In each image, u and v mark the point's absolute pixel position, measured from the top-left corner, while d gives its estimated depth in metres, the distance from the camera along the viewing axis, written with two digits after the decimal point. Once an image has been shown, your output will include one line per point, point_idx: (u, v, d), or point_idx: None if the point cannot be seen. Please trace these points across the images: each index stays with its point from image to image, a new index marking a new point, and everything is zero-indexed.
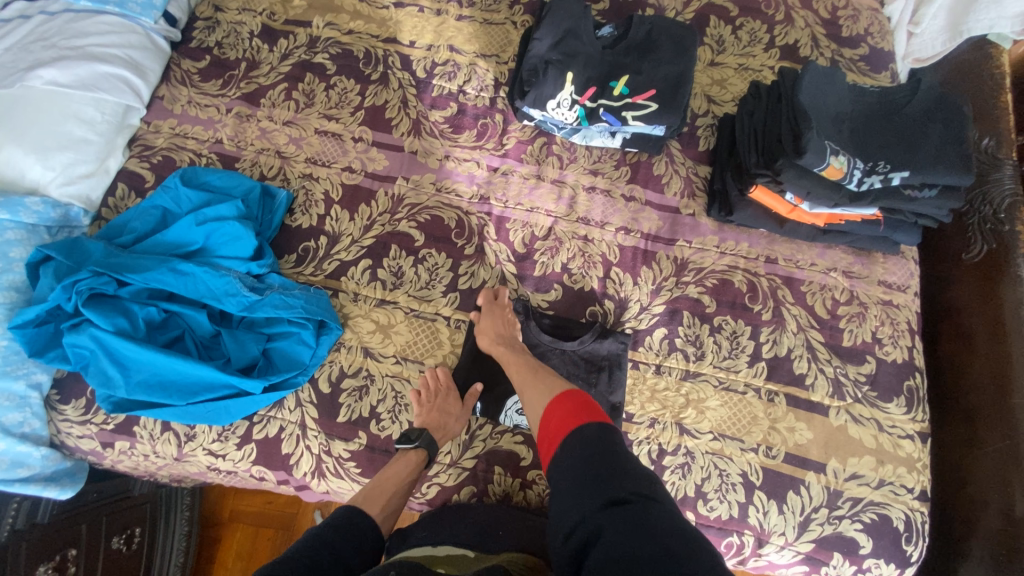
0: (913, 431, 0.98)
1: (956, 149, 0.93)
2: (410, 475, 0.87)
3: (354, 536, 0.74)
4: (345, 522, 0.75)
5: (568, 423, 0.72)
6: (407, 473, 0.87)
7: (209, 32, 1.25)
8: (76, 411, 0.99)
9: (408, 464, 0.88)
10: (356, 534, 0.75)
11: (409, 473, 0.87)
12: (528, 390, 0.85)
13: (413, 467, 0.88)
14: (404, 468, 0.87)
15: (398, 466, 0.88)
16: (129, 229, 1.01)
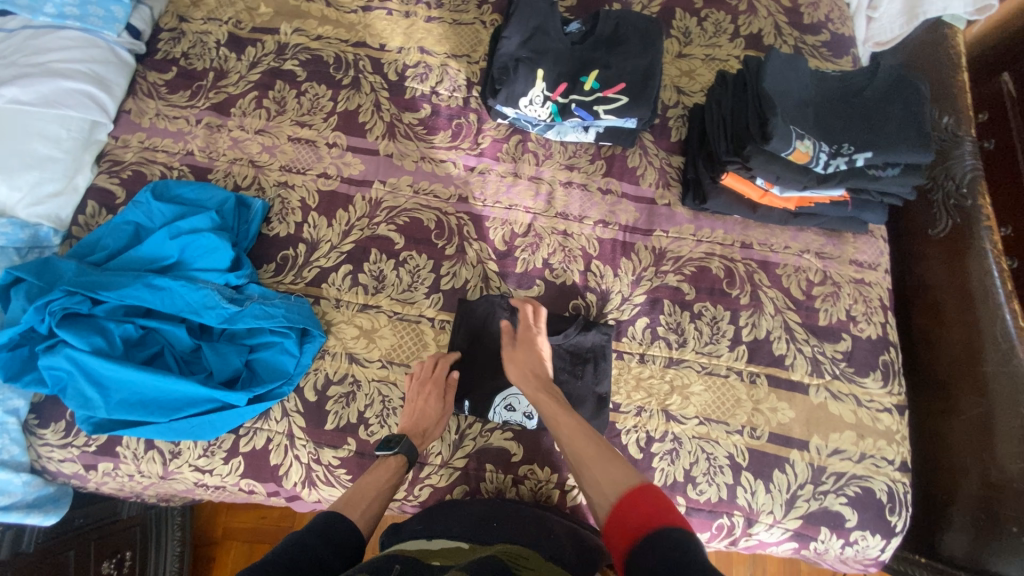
0: (890, 404, 1.01)
1: (915, 128, 0.97)
2: (391, 482, 0.87)
3: (339, 545, 0.72)
4: (332, 531, 0.73)
5: (646, 526, 0.68)
6: (387, 479, 0.87)
7: (174, 43, 1.23)
8: (56, 434, 0.97)
9: (390, 470, 0.88)
10: (342, 540, 0.73)
11: (391, 479, 0.87)
12: (587, 469, 0.80)
13: (395, 473, 0.88)
14: (385, 474, 0.87)
15: (380, 472, 0.87)
16: (101, 246, 0.99)
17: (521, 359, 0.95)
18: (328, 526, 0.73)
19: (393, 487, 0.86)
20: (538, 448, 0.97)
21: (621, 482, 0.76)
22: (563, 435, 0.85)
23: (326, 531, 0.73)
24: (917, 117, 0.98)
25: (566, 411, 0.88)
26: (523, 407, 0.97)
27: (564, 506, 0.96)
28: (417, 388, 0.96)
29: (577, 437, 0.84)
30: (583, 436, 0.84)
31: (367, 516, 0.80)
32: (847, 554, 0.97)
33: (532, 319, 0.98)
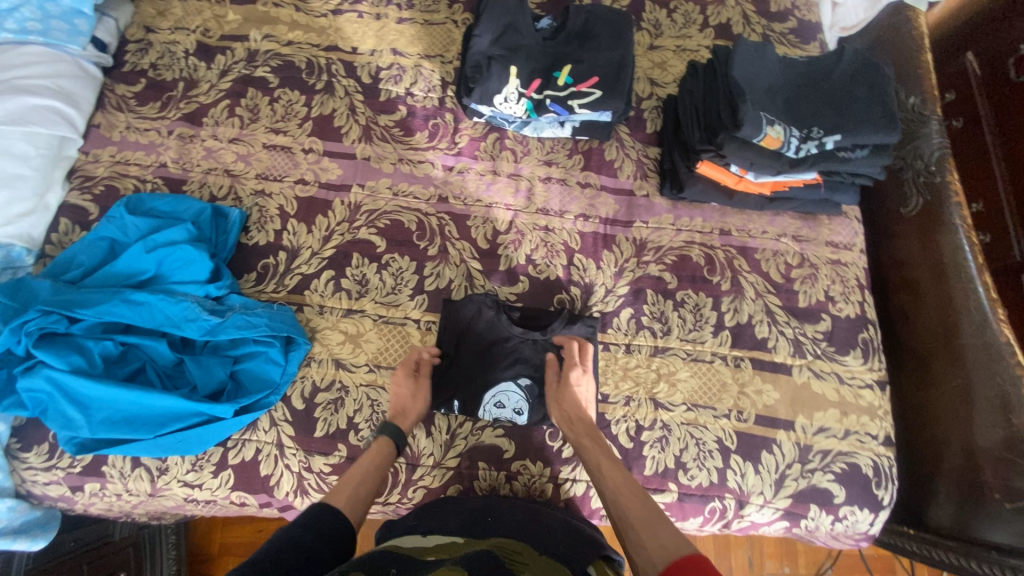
0: (871, 380, 1.03)
1: (881, 110, 0.99)
2: (380, 465, 0.86)
3: (330, 536, 0.70)
4: (322, 523, 0.70)
5: None
6: (375, 462, 0.86)
7: (141, 55, 1.21)
8: (39, 457, 0.95)
9: (377, 454, 0.88)
10: (332, 532, 0.70)
11: (379, 462, 0.87)
12: (636, 530, 0.72)
13: (384, 457, 0.88)
14: (374, 459, 0.87)
15: (368, 457, 0.87)
16: (76, 264, 0.97)
17: (566, 400, 0.93)
18: (318, 518, 0.71)
19: (382, 470, 0.86)
20: (529, 443, 0.98)
21: (671, 550, 0.66)
22: (610, 493, 0.80)
23: (315, 523, 0.70)
24: (882, 99, 1.01)
25: (612, 462, 0.85)
26: (513, 404, 0.97)
27: (558, 499, 0.97)
28: (396, 380, 0.95)
29: (626, 495, 0.79)
30: (634, 495, 0.78)
31: (355, 502, 0.79)
32: (838, 529, 0.99)
33: (577, 357, 0.96)
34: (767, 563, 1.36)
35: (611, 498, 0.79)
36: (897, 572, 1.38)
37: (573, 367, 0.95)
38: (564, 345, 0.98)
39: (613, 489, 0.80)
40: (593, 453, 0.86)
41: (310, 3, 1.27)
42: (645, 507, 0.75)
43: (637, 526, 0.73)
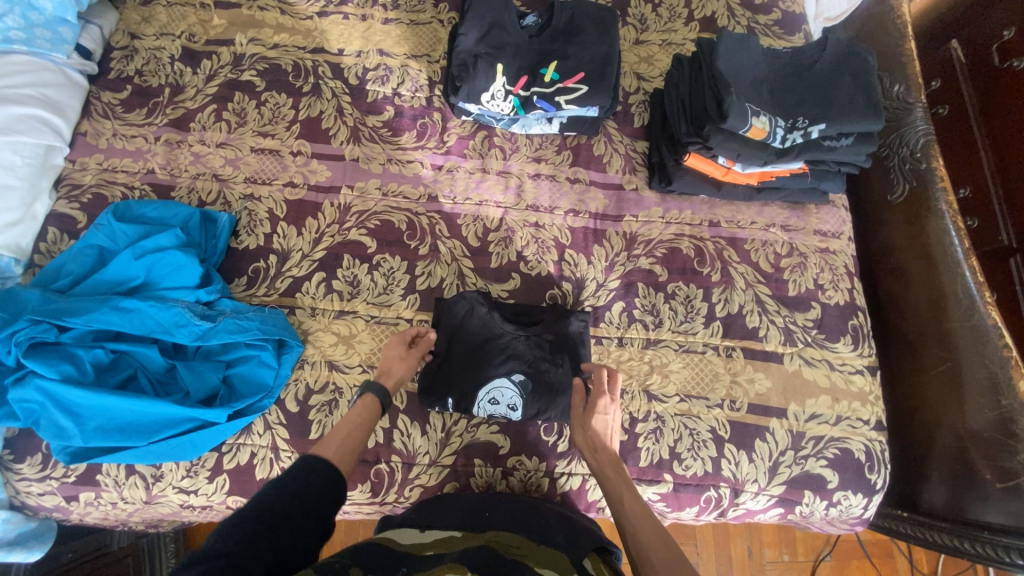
0: (861, 366, 1.04)
1: (864, 98, 1.00)
2: (366, 420, 0.85)
3: (322, 483, 0.69)
4: (312, 471, 0.70)
5: None
6: (361, 417, 0.85)
7: (127, 61, 1.20)
8: (32, 468, 0.94)
9: (363, 410, 0.86)
10: (322, 480, 0.70)
11: (365, 417, 0.85)
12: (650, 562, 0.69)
13: (370, 414, 0.86)
14: (360, 414, 0.85)
15: (354, 414, 0.85)
16: (65, 272, 0.96)
17: (592, 429, 0.90)
18: (308, 467, 0.70)
19: (368, 425, 0.85)
20: (525, 439, 0.98)
21: None
22: (629, 523, 0.77)
23: (306, 471, 0.70)
24: (865, 87, 1.01)
25: (635, 493, 0.81)
26: (507, 400, 0.96)
27: (555, 493, 0.98)
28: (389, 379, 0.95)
29: (645, 526, 0.74)
30: (657, 534, 0.72)
31: (344, 455, 0.78)
32: (832, 515, 1.00)
33: (606, 385, 0.93)
34: (766, 552, 1.36)
35: (631, 536, 0.74)
36: (894, 556, 1.39)
37: (600, 396, 0.92)
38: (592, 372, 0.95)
39: (635, 524, 0.75)
40: (617, 486, 0.82)
41: (295, 5, 1.27)
42: (666, 548, 0.70)
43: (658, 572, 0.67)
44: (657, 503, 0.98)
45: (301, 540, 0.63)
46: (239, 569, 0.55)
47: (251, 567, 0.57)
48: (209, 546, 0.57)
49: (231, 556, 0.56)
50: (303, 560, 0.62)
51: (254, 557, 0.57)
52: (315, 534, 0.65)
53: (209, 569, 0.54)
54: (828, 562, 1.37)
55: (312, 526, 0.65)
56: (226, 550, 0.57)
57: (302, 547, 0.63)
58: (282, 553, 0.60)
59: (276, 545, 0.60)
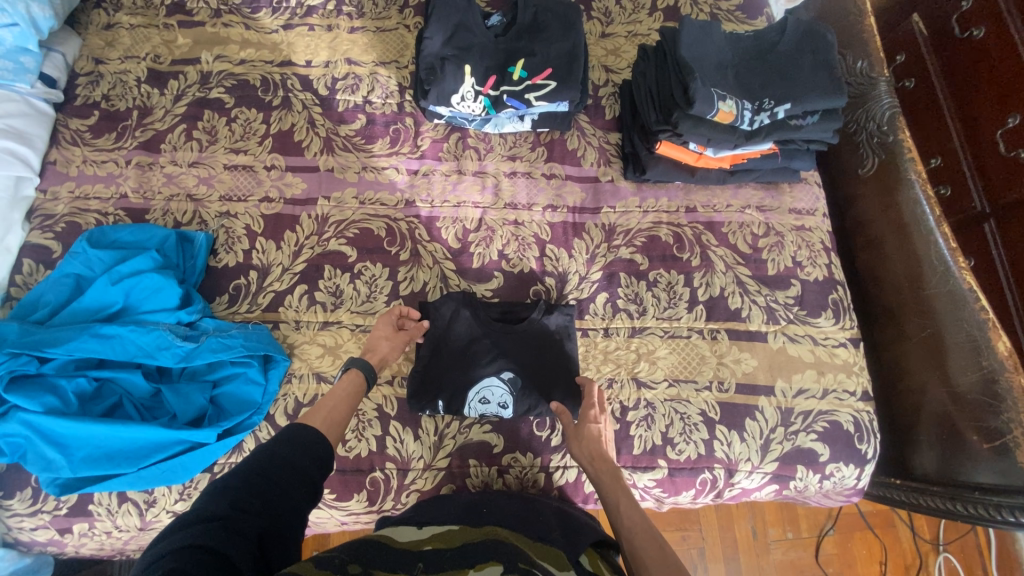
0: (844, 339, 1.06)
1: (826, 76, 1.02)
2: (352, 393, 0.85)
3: (310, 447, 0.69)
4: (301, 437, 0.69)
5: None
6: (348, 391, 0.85)
7: (93, 87, 1.19)
8: (22, 503, 0.93)
9: (348, 383, 0.86)
10: (312, 447, 0.69)
11: (351, 390, 0.85)
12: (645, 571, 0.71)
13: (355, 387, 0.86)
14: (345, 388, 0.85)
15: (338, 390, 0.85)
16: (42, 303, 0.95)
17: (588, 439, 0.90)
18: (295, 434, 0.69)
19: (354, 399, 0.85)
20: (517, 437, 0.99)
21: None
22: (626, 527, 0.78)
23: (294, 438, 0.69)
24: (826, 65, 1.04)
25: (632, 498, 0.82)
26: (497, 398, 0.96)
27: (551, 488, 0.98)
28: None
29: (641, 532, 0.76)
30: (651, 534, 0.75)
31: (331, 426, 0.78)
32: (827, 487, 1.01)
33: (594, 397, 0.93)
34: (770, 531, 1.38)
35: (626, 539, 0.76)
36: (896, 524, 1.41)
37: (591, 406, 0.93)
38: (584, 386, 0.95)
39: (629, 524, 0.77)
40: (614, 492, 0.82)
41: (260, 20, 1.26)
42: (661, 550, 0.72)
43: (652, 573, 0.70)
44: (653, 490, 0.99)
45: (294, 503, 0.63)
46: (234, 529, 0.55)
47: (246, 527, 0.56)
48: (201, 509, 0.57)
49: (225, 518, 0.56)
50: (298, 518, 0.62)
51: (247, 518, 0.57)
52: (307, 493, 0.65)
53: (204, 531, 0.54)
54: (831, 536, 1.39)
55: (303, 486, 0.65)
56: (219, 512, 0.56)
57: (296, 507, 0.63)
58: (277, 512, 0.60)
59: (270, 506, 0.60)
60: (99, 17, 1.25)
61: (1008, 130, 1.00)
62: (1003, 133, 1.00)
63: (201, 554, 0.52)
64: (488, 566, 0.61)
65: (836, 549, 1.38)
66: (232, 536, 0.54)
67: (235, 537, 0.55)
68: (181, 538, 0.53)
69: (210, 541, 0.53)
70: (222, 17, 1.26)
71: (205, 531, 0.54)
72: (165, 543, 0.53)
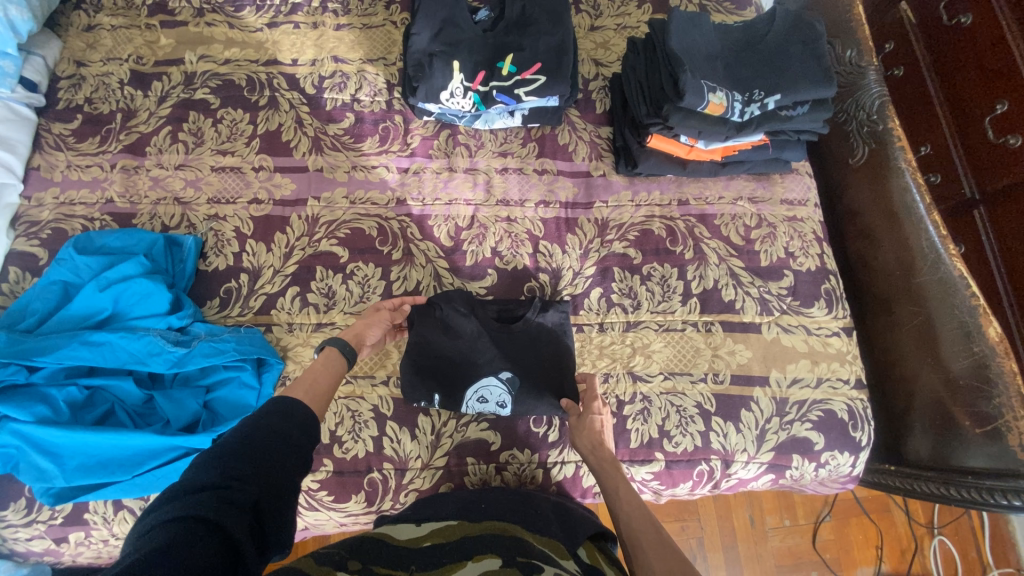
0: (838, 328, 1.07)
1: (815, 66, 1.02)
2: (333, 368, 0.83)
3: (297, 419, 0.67)
4: (288, 409, 0.67)
5: None
6: (330, 368, 0.83)
7: (75, 90, 1.17)
8: (17, 513, 0.92)
9: (327, 360, 0.84)
10: (299, 419, 0.67)
11: (332, 367, 0.83)
12: (644, 550, 0.72)
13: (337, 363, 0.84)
14: (326, 363, 0.83)
15: (321, 366, 0.82)
16: (29, 311, 0.93)
17: (589, 429, 0.91)
18: (283, 406, 0.67)
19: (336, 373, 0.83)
20: (515, 434, 0.99)
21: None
22: (624, 512, 0.79)
23: (280, 408, 0.67)
24: (815, 54, 1.03)
25: (631, 486, 0.83)
26: (496, 398, 0.96)
27: (549, 484, 0.98)
28: None
29: (640, 515, 0.77)
30: (649, 518, 0.76)
31: (314, 398, 0.75)
32: (823, 475, 1.02)
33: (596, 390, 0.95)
34: (768, 519, 1.39)
35: (625, 523, 0.77)
36: (891, 509, 1.43)
37: (594, 397, 0.94)
38: (586, 381, 0.96)
39: (626, 513, 0.78)
40: (613, 481, 0.84)
41: (244, 18, 1.24)
42: (658, 533, 0.74)
43: (649, 555, 0.71)
44: (651, 483, 0.99)
45: (286, 474, 0.61)
46: (228, 499, 0.54)
47: (240, 496, 0.55)
48: (189, 481, 0.55)
49: (218, 488, 0.54)
50: (291, 486, 0.61)
51: (241, 488, 0.56)
52: (298, 463, 0.63)
53: (197, 501, 0.52)
54: (828, 522, 1.40)
55: (294, 456, 0.63)
56: (211, 483, 0.55)
57: (289, 475, 0.61)
58: (270, 481, 0.59)
59: (263, 475, 0.58)
60: (79, 19, 1.22)
61: (995, 118, 0.99)
62: (991, 121, 1.00)
63: (196, 524, 0.50)
64: (486, 558, 0.61)
65: (833, 535, 1.39)
66: (226, 506, 0.53)
67: (230, 507, 0.53)
68: (173, 509, 0.51)
69: (205, 512, 0.51)
70: (205, 17, 1.24)
71: (199, 502, 0.52)
72: (156, 515, 0.51)
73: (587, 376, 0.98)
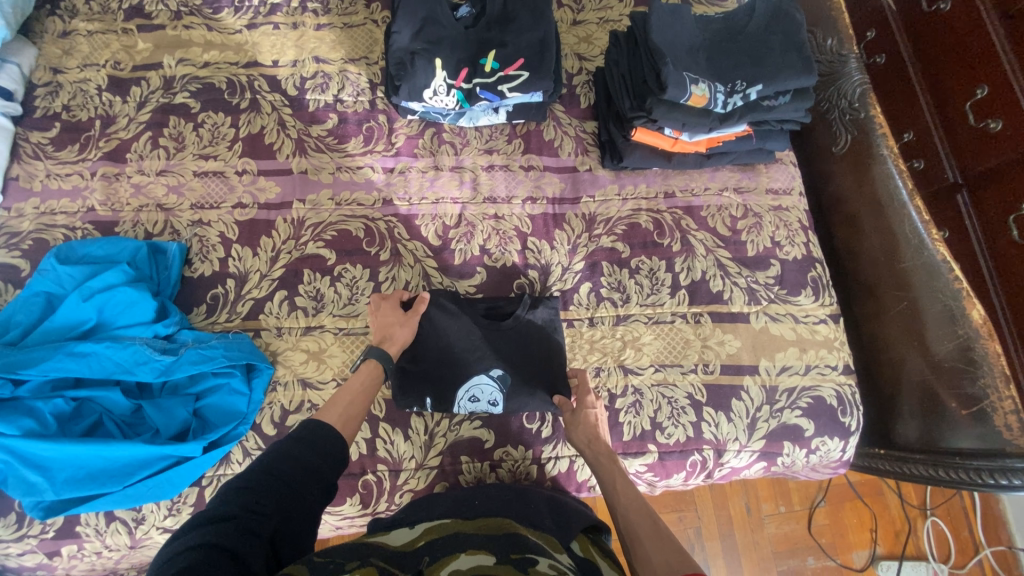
0: (824, 316, 1.08)
1: (796, 56, 1.03)
2: (368, 386, 0.88)
3: (325, 446, 0.68)
4: (315, 435, 0.68)
5: None
6: (365, 383, 0.88)
7: (52, 98, 1.15)
8: (6, 529, 0.90)
9: (366, 375, 0.88)
10: (329, 444, 0.68)
11: (367, 382, 0.88)
12: (642, 543, 0.73)
13: (369, 377, 0.88)
14: (362, 380, 0.87)
15: (357, 384, 0.87)
16: (12, 324, 0.91)
17: (583, 423, 0.92)
18: (310, 431, 0.69)
19: (370, 390, 0.87)
20: (508, 431, 0.99)
21: (676, 565, 0.66)
22: (621, 505, 0.80)
23: (308, 434, 0.68)
24: (796, 44, 1.04)
25: (627, 478, 0.84)
26: (488, 396, 0.96)
27: (544, 479, 0.99)
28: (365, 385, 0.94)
29: (637, 509, 0.78)
30: (646, 512, 0.77)
31: (348, 421, 0.81)
32: (814, 461, 1.03)
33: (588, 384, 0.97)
34: (764, 506, 1.40)
35: (622, 516, 0.79)
36: (884, 492, 1.45)
37: (586, 393, 0.95)
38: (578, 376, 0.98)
39: (624, 506, 0.79)
40: (609, 473, 0.85)
41: (222, 20, 1.23)
42: (655, 527, 0.74)
43: (648, 548, 0.72)
44: (644, 474, 1.00)
45: (307, 503, 0.63)
46: (245, 529, 0.55)
47: (258, 526, 0.57)
48: (213, 510, 0.57)
49: (237, 519, 0.56)
50: (311, 515, 0.63)
51: (260, 518, 0.57)
52: (320, 493, 0.64)
53: (217, 532, 0.54)
54: (822, 507, 1.42)
55: (317, 484, 0.65)
56: (231, 513, 0.56)
57: (309, 504, 0.63)
58: (289, 511, 0.60)
59: (283, 505, 0.60)
60: (54, 25, 1.20)
61: (976, 102, 1.00)
62: (973, 105, 1.01)
63: (213, 555, 0.52)
64: (479, 553, 0.62)
65: (828, 520, 1.41)
66: (244, 537, 0.55)
67: (248, 537, 0.55)
68: (195, 538, 0.53)
69: (222, 543, 0.53)
70: (183, 19, 1.22)
71: (218, 533, 0.54)
72: (180, 542, 0.54)
73: (578, 371, 0.99)
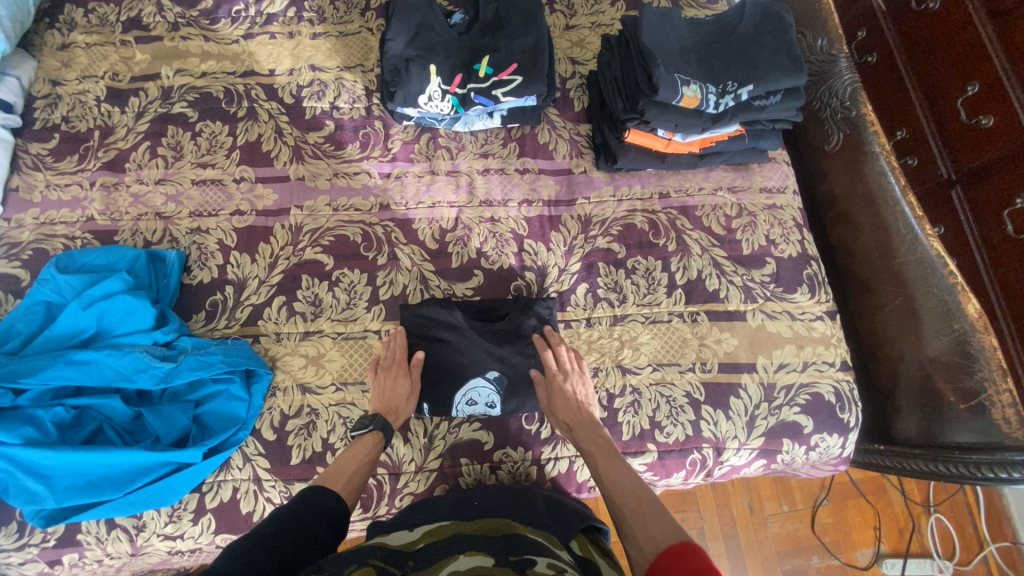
0: (821, 312, 1.08)
1: (784, 56, 1.04)
2: (369, 457, 0.88)
3: (328, 517, 0.72)
4: (322, 505, 0.72)
5: None
6: (365, 455, 0.88)
7: (51, 109, 1.16)
8: (8, 538, 0.91)
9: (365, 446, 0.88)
10: (331, 515, 0.72)
11: (370, 453, 0.88)
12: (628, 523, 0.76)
13: (370, 448, 0.88)
14: (363, 451, 0.88)
15: (356, 454, 0.87)
16: (13, 333, 0.92)
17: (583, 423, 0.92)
18: (317, 501, 0.73)
19: (370, 462, 0.88)
20: (507, 432, 0.99)
21: (660, 541, 0.70)
22: (607, 487, 0.83)
23: (314, 505, 0.72)
24: (784, 45, 1.05)
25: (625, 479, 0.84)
26: (485, 398, 0.97)
27: (544, 480, 0.99)
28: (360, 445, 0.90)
29: (625, 489, 0.81)
30: (630, 491, 0.80)
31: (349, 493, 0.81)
32: (813, 458, 1.03)
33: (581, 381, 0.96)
34: (766, 505, 1.40)
35: (610, 497, 0.81)
36: (887, 490, 1.44)
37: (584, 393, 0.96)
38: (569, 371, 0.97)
39: (609, 487, 0.82)
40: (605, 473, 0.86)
41: (219, 31, 1.24)
42: (638, 502, 0.78)
43: (634, 528, 0.75)
44: (644, 474, 1.00)
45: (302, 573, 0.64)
46: None
47: None
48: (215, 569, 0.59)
49: None
50: None
51: None
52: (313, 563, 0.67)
53: None
54: (826, 506, 1.42)
55: (313, 555, 0.67)
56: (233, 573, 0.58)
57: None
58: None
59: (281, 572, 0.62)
60: (54, 38, 1.21)
61: (968, 99, 1.02)
62: (964, 102, 1.03)
63: None
64: (478, 554, 0.62)
65: (831, 519, 1.41)
66: None
67: None
68: None
69: None
70: (181, 31, 1.24)
71: None
72: None
73: (565, 349, 0.99)
